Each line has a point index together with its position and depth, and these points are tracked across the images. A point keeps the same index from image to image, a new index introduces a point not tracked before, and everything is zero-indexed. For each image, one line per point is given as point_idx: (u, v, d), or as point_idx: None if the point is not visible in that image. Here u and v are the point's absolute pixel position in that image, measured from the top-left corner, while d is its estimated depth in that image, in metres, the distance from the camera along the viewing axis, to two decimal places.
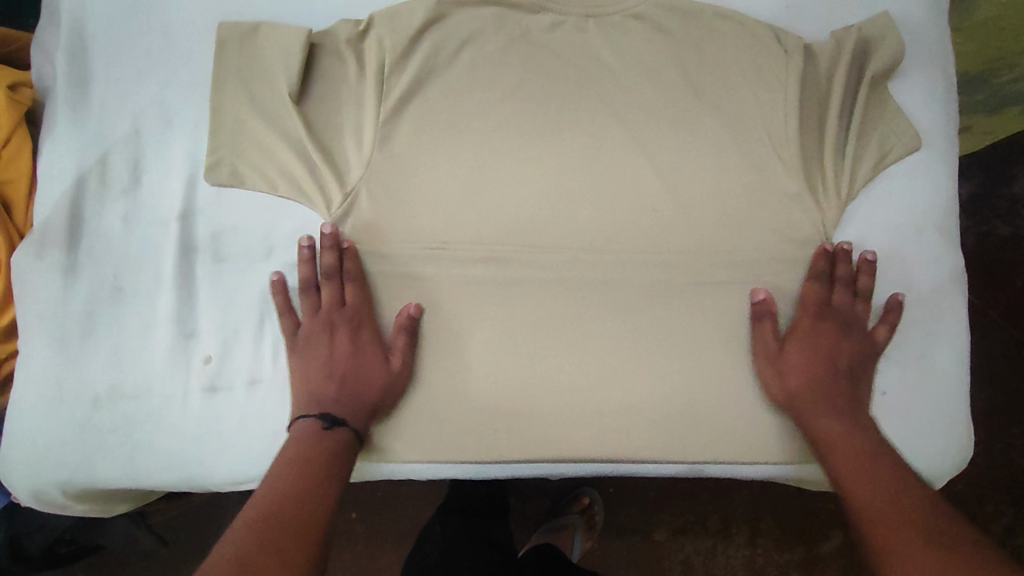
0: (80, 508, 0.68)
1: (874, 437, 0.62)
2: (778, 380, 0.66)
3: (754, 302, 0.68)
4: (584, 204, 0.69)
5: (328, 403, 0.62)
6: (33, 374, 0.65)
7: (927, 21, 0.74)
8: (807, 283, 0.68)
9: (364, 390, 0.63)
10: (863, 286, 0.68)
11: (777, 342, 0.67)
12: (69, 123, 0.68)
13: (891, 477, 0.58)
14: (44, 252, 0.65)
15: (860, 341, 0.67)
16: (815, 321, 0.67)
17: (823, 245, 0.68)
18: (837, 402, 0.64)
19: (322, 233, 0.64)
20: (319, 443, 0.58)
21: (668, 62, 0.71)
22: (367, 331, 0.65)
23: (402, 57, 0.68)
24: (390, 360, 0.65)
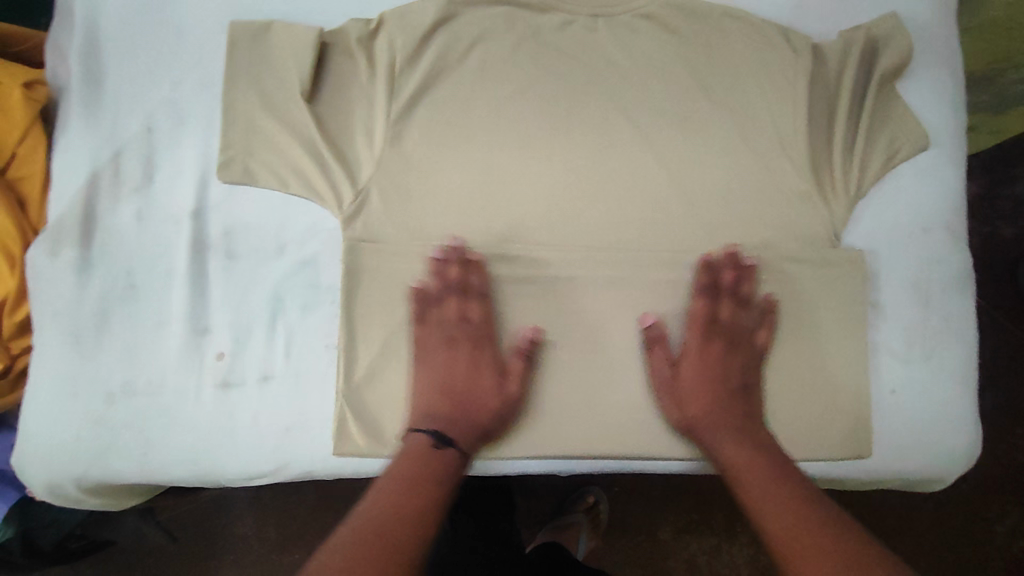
0: (93, 503, 0.69)
1: (770, 454, 0.63)
2: (677, 406, 0.66)
3: (642, 328, 0.68)
4: (593, 202, 0.70)
5: (439, 422, 0.64)
6: (49, 369, 0.66)
7: (935, 20, 0.75)
8: (693, 300, 0.68)
9: (479, 411, 0.65)
10: (746, 292, 0.68)
11: (670, 365, 0.67)
12: (83, 121, 0.69)
13: (792, 496, 0.58)
14: (58, 249, 0.66)
15: (745, 354, 0.68)
16: (702, 341, 0.68)
17: (705, 254, 0.68)
18: (736, 422, 0.65)
19: (449, 247, 0.66)
20: (433, 460, 0.61)
21: (677, 61, 0.71)
22: (483, 355, 0.67)
23: (414, 56, 0.69)
24: (505, 382, 0.66)
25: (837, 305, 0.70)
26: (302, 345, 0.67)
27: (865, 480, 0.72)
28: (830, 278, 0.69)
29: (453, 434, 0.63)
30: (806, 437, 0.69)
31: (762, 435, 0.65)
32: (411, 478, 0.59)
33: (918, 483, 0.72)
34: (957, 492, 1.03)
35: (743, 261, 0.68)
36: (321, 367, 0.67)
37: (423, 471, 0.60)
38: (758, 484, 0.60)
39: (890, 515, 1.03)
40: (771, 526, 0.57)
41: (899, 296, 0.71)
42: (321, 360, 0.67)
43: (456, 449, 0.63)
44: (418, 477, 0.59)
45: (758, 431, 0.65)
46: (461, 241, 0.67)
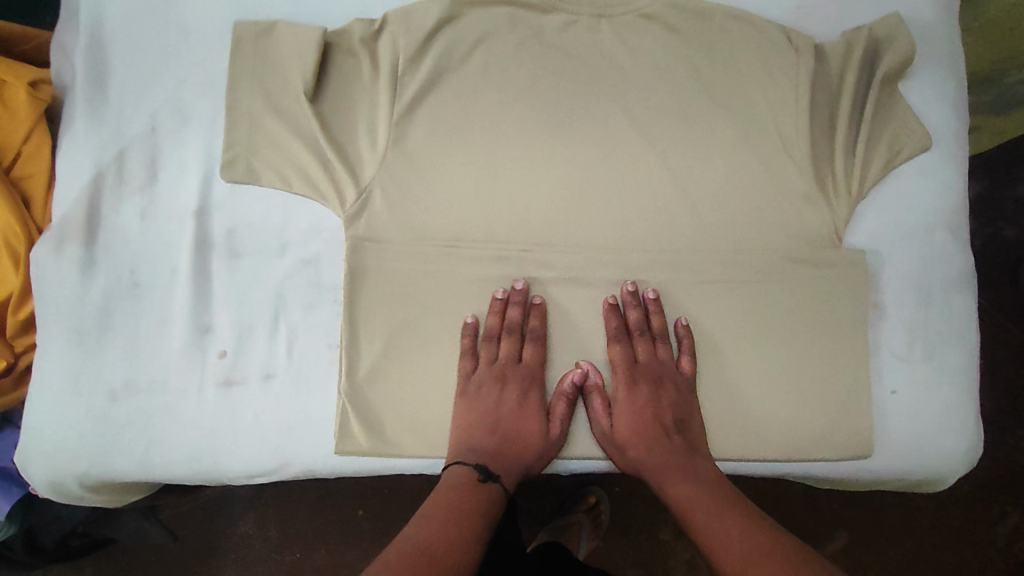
0: (96, 500, 0.69)
1: (715, 486, 0.64)
2: (621, 453, 0.67)
3: (577, 381, 0.68)
4: (595, 203, 0.70)
5: (487, 457, 0.64)
6: (52, 367, 0.66)
7: (937, 21, 0.75)
8: (611, 348, 0.68)
9: (527, 450, 0.65)
10: (657, 326, 0.69)
11: (606, 416, 0.67)
12: (87, 119, 0.69)
13: (746, 532, 0.60)
14: (62, 247, 0.67)
15: (672, 389, 0.68)
16: (628, 385, 0.68)
17: (606, 297, 0.69)
18: (679, 462, 0.65)
19: (515, 289, 0.67)
20: (480, 496, 0.61)
21: (678, 62, 0.72)
22: (533, 398, 0.67)
23: (416, 57, 0.69)
24: (549, 424, 0.67)
25: (838, 306, 0.70)
26: (304, 344, 0.67)
27: (866, 480, 0.72)
28: (831, 279, 0.69)
29: (498, 470, 0.64)
30: (807, 437, 0.69)
31: (707, 468, 0.66)
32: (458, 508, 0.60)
33: (918, 484, 0.72)
34: (958, 494, 1.03)
35: (645, 297, 0.69)
36: (323, 366, 0.67)
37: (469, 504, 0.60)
38: (711, 526, 0.61)
39: (891, 516, 1.03)
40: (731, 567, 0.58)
41: (900, 297, 0.71)
42: (323, 359, 0.67)
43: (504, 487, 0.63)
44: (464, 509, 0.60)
45: (703, 465, 0.66)
46: (526, 283, 0.68)
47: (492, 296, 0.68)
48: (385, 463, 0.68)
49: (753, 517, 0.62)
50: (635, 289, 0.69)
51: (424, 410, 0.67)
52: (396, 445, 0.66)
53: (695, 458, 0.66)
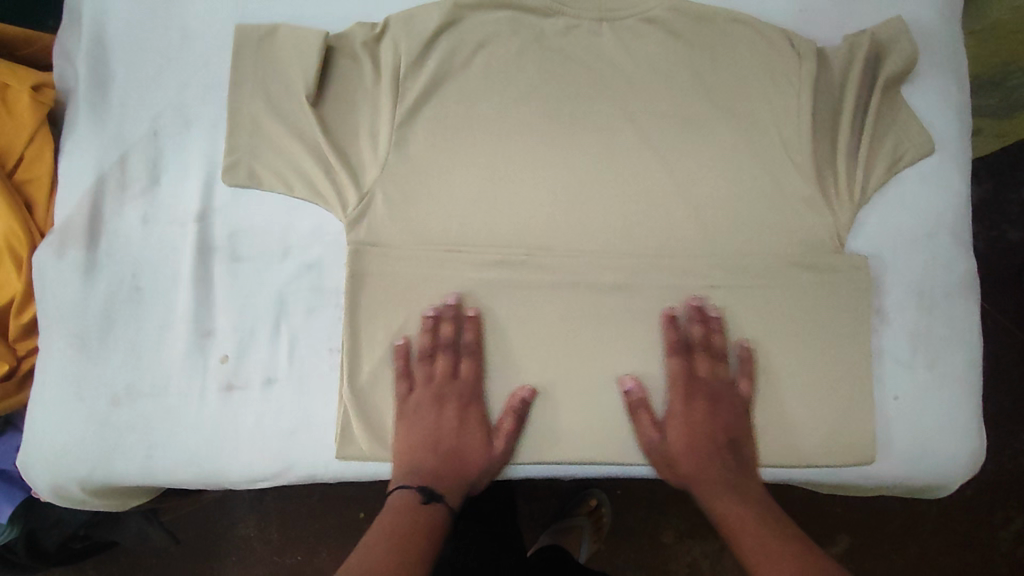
0: (97, 503, 0.69)
1: (765, 512, 0.66)
2: (670, 467, 0.68)
3: (625, 394, 0.68)
4: (596, 207, 0.70)
5: (428, 477, 0.66)
6: (54, 371, 0.66)
7: (940, 25, 0.74)
8: (668, 358, 0.68)
9: (469, 466, 0.67)
10: (717, 343, 0.69)
11: (656, 429, 0.67)
12: (90, 123, 0.69)
13: (790, 554, 0.63)
14: (64, 251, 0.67)
15: (729, 408, 0.68)
16: (684, 399, 0.68)
17: (667, 310, 0.69)
18: (728, 480, 0.67)
19: (447, 304, 0.67)
20: (422, 516, 0.64)
21: (681, 66, 0.71)
22: (472, 414, 0.67)
23: (418, 61, 0.69)
24: (492, 440, 0.67)
25: (840, 310, 0.69)
26: (306, 349, 0.67)
27: (869, 486, 0.72)
28: (833, 284, 0.69)
29: (442, 488, 0.66)
30: (809, 443, 0.69)
31: (753, 488, 0.68)
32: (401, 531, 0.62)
33: (921, 490, 0.72)
34: (960, 499, 1.02)
35: (709, 314, 0.69)
36: (324, 371, 0.67)
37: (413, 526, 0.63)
38: (758, 548, 0.63)
39: (893, 520, 1.03)
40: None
41: (903, 302, 0.71)
42: (324, 364, 0.67)
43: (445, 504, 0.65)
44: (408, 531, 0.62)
45: (750, 484, 0.68)
46: (458, 297, 0.68)
47: (423, 314, 0.67)
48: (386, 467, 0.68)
49: (800, 541, 0.64)
50: (698, 304, 0.69)
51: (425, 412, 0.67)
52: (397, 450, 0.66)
53: (745, 478, 0.67)
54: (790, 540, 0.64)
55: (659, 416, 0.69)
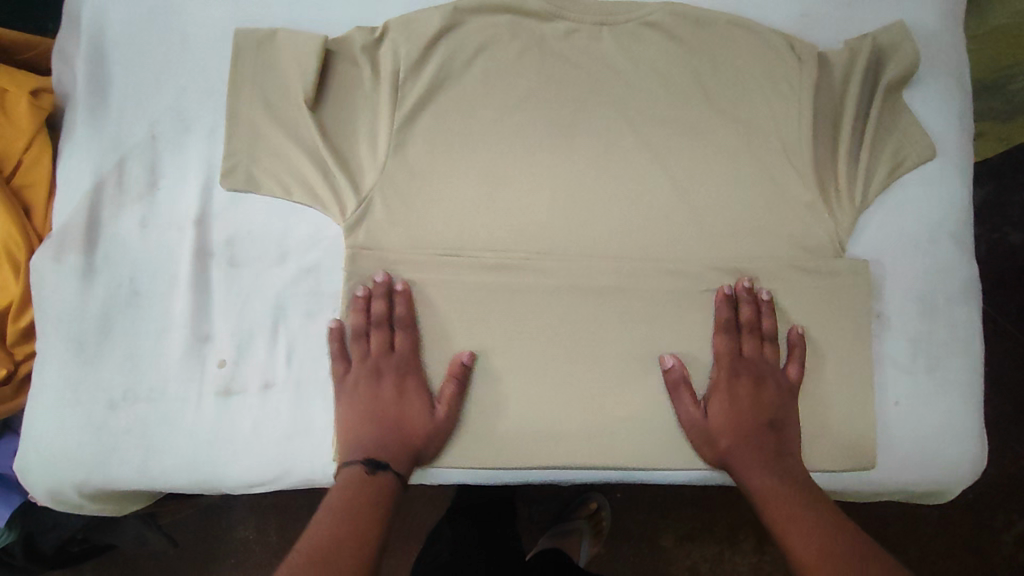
0: (94, 508, 0.69)
1: (803, 486, 0.63)
2: (709, 443, 0.67)
3: (664, 371, 0.68)
4: (595, 211, 0.70)
5: (372, 450, 0.64)
6: (51, 376, 0.66)
7: (942, 29, 0.74)
8: (717, 336, 0.68)
9: (412, 435, 0.65)
10: (767, 326, 0.68)
11: (698, 407, 0.67)
12: (89, 127, 0.69)
13: (825, 527, 0.58)
14: (62, 256, 0.66)
15: (776, 389, 0.67)
16: (729, 377, 0.67)
17: (723, 288, 0.68)
18: (767, 455, 0.65)
19: (375, 281, 0.66)
20: (368, 492, 0.61)
21: (681, 70, 0.71)
22: (411, 385, 0.66)
23: (417, 65, 0.69)
24: (435, 409, 0.66)
25: (841, 316, 0.69)
26: (304, 353, 0.67)
27: (870, 492, 0.71)
28: (833, 288, 0.69)
29: (388, 461, 0.64)
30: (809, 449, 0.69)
31: (794, 470, 0.65)
32: (348, 514, 0.58)
33: (923, 496, 0.72)
34: (961, 503, 1.02)
35: (759, 296, 0.69)
36: (323, 376, 0.67)
37: (360, 505, 0.60)
38: (790, 515, 0.60)
39: (894, 525, 1.02)
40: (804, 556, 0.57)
41: (904, 307, 0.70)
42: (322, 368, 0.67)
43: (394, 474, 0.63)
44: (355, 514, 0.59)
45: (791, 466, 0.65)
46: (387, 274, 0.67)
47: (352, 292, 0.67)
48: None
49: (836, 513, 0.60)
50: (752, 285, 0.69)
51: None
52: None
53: (785, 456, 0.65)
54: (831, 519, 0.59)
55: (702, 394, 0.68)
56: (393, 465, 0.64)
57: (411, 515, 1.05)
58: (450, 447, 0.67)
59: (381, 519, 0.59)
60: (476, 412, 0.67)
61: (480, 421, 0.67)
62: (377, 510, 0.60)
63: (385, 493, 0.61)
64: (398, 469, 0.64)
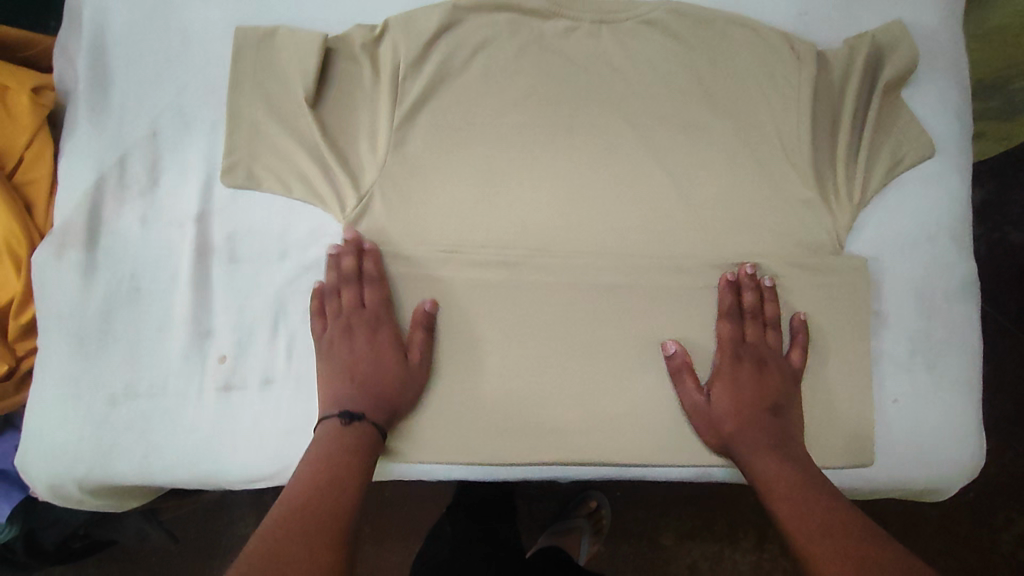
0: (95, 504, 0.70)
1: (804, 467, 0.62)
2: (711, 427, 0.66)
3: (666, 357, 0.68)
4: (595, 208, 0.70)
5: (347, 404, 0.64)
6: (53, 372, 0.66)
7: (941, 27, 0.74)
8: (720, 321, 0.68)
9: (386, 384, 0.65)
10: (769, 312, 0.68)
11: (700, 393, 0.66)
12: (90, 125, 0.70)
13: (825, 507, 0.58)
14: (63, 252, 0.67)
15: (778, 373, 0.67)
16: (732, 363, 0.67)
17: (725, 275, 0.69)
18: (770, 437, 0.64)
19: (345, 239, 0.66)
20: (349, 439, 0.61)
21: (680, 68, 0.71)
22: (381, 334, 0.66)
23: (416, 63, 0.69)
24: (408, 356, 0.66)
25: (839, 313, 0.69)
26: (304, 350, 0.67)
27: (868, 490, 0.72)
28: (832, 285, 0.69)
29: (363, 413, 0.63)
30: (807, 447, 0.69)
31: (799, 454, 0.63)
32: (327, 463, 0.59)
33: (921, 494, 0.72)
34: (960, 502, 1.02)
35: (761, 282, 0.69)
36: None
37: (339, 454, 0.60)
38: (792, 496, 0.59)
39: (893, 524, 1.02)
40: (804, 541, 0.56)
41: (903, 305, 0.70)
42: None
43: (370, 425, 0.63)
44: (336, 463, 0.59)
45: (796, 451, 0.64)
46: (355, 232, 0.66)
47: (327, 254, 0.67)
48: (385, 468, 0.69)
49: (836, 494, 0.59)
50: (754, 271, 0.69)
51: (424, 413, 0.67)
52: (394, 452, 0.67)
53: (788, 438, 0.64)
54: (834, 503, 0.58)
55: (704, 381, 0.68)
56: (369, 417, 0.63)
57: (411, 512, 1.05)
58: (450, 443, 0.67)
59: (362, 467, 0.60)
60: (475, 408, 0.67)
61: (479, 418, 0.67)
62: (359, 459, 0.61)
63: (365, 442, 0.62)
64: (374, 420, 0.63)
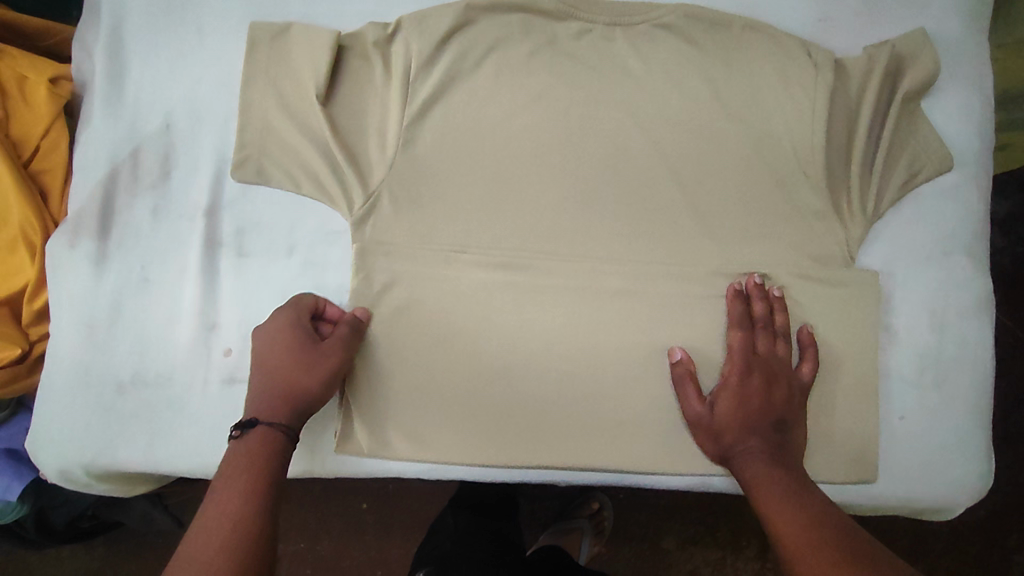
0: (102, 488, 0.71)
1: (794, 472, 0.62)
2: (712, 437, 0.65)
3: (672, 364, 0.67)
4: (604, 213, 0.70)
5: (252, 410, 0.61)
6: (63, 358, 0.68)
7: (965, 38, 0.72)
8: (729, 330, 0.67)
9: (288, 373, 0.62)
10: (779, 323, 0.67)
11: (705, 405, 0.65)
12: (106, 115, 0.71)
13: (817, 512, 0.57)
14: (77, 241, 0.68)
15: (787, 388, 0.65)
16: (742, 374, 0.65)
17: (733, 284, 0.68)
18: (771, 448, 0.63)
19: (308, 295, 0.66)
20: (238, 462, 0.57)
21: (694, 74, 0.71)
22: (284, 321, 0.63)
23: (428, 61, 0.69)
24: (320, 344, 0.63)
25: (847, 327, 0.69)
26: None
27: (871, 506, 0.71)
28: (840, 299, 0.69)
29: (263, 417, 0.60)
30: (809, 461, 0.68)
31: (796, 467, 0.63)
32: (213, 498, 0.55)
33: (927, 512, 0.71)
34: (971, 521, 1.01)
35: (770, 292, 0.68)
36: None
37: (227, 483, 0.56)
38: (783, 500, 0.59)
39: (901, 539, 1.01)
40: (790, 544, 0.55)
41: (914, 322, 0.69)
42: None
43: (268, 425, 0.60)
44: (228, 494, 0.55)
45: (794, 462, 0.63)
46: (317, 298, 0.66)
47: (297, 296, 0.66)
48: (386, 464, 0.69)
49: (822, 498, 0.60)
50: (763, 282, 0.68)
51: (426, 410, 0.67)
52: (395, 450, 0.67)
53: (787, 451, 0.64)
54: (827, 507, 0.58)
55: (710, 393, 0.67)
56: (269, 418, 0.60)
57: (414, 505, 1.07)
58: (453, 444, 0.67)
59: (262, 485, 0.56)
60: (476, 408, 0.67)
61: (481, 420, 0.67)
62: (252, 475, 0.56)
63: (274, 448, 0.59)
64: (274, 419, 0.60)
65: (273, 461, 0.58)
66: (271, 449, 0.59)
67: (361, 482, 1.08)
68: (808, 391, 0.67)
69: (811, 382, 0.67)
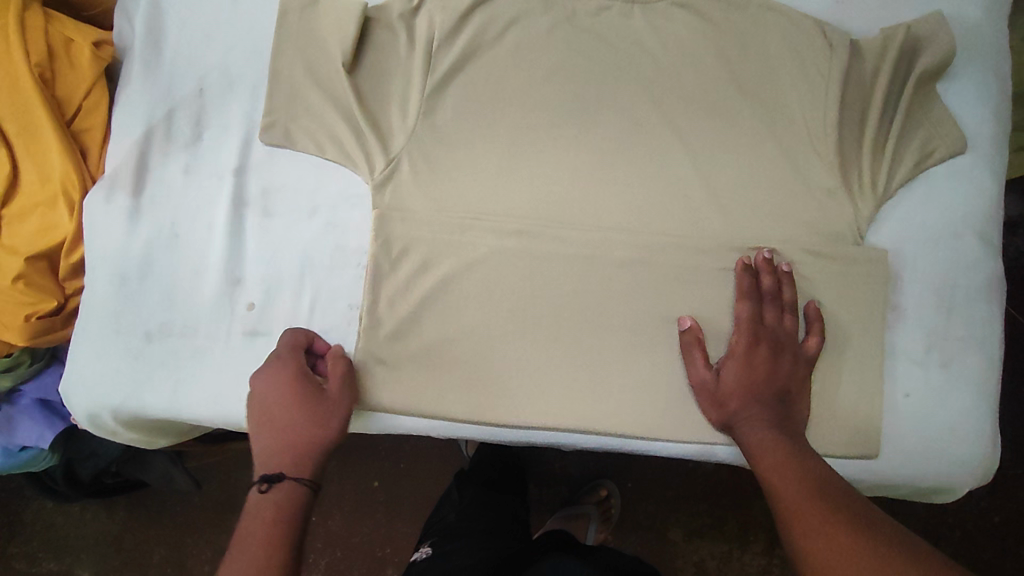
0: (128, 434, 0.75)
1: (798, 443, 0.62)
2: (718, 405, 0.66)
3: (681, 332, 0.69)
4: (617, 184, 0.71)
5: (270, 467, 0.61)
6: (97, 307, 0.71)
7: (982, 22, 0.73)
8: (738, 302, 0.68)
9: (302, 421, 0.63)
10: (788, 296, 0.68)
11: (710, 371, 0.67)
12: (143, 77, 0.74)
13: (817, 478, 0.58)
14: (112, 195, 0.72)
15: (792, 359, 0.66)
16: (749, 343, 0.66)
17: (742, 258, 0.69)
18: (773, 418, 0.64)
19: (303, 337, 0.68)
20: (266, 513, 0.58)
21: (710, 51, 0.72)
22: (285, 368, 0.65)
23: (451, 34, 0.72)
24: (325, 390, 0.65)
25: (854, 303, 0.70)
26: (326, 303, 0.71)
27: (874, 484, 0.71)
28: (849, 275, 0.69)
29: (289, 471, 0.61)
30: (813, 435, 0.69)
31: (798, 434, 0.64)
32: (240, 547, 0.56)
33: (929, 493, 0.71)
34: (983, 522, 1.00)
35: (779, 268, 0.69)
36: (342, 325, 0.70)
37: (256, 531, 0.56)
38: (785, 467, 0.59)
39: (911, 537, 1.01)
40: (792, 512, 0.56)
41: (922, 301, 0.70)
42: (340, 316, 0.71)
43: (294, 480, 0.60)
44: (249, 556, 0.55)
45: (796, 432, 0.64)
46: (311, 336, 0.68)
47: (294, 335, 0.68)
48: (395, 422, 0.72)
49: (822, 466, 0.60)
50: (772, 258, 0.69)
51: (438, 372, 0.69)
52: (407, 410, 0.69)
53: (790, 422, 0.65)
54: (826, 474, 0.59)
55: (717, 362, 0.68)
56: (293, 473, 0.61)
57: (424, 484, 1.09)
58: (462, 406, 0.69)
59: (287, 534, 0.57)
60: (486, 371, 0.69)
61: (492, 386, 0.69)
62: (278, 526, 0.57)
63: (296, 499, 0.60)
64: (298, 472, 0.61)
65: (300, 513, 0.59)
66: (298, 502, 0.60)
67: (373, 457, 1.10)
68: (814, 363, 0.68)
69: (818, 356, 0.68)
